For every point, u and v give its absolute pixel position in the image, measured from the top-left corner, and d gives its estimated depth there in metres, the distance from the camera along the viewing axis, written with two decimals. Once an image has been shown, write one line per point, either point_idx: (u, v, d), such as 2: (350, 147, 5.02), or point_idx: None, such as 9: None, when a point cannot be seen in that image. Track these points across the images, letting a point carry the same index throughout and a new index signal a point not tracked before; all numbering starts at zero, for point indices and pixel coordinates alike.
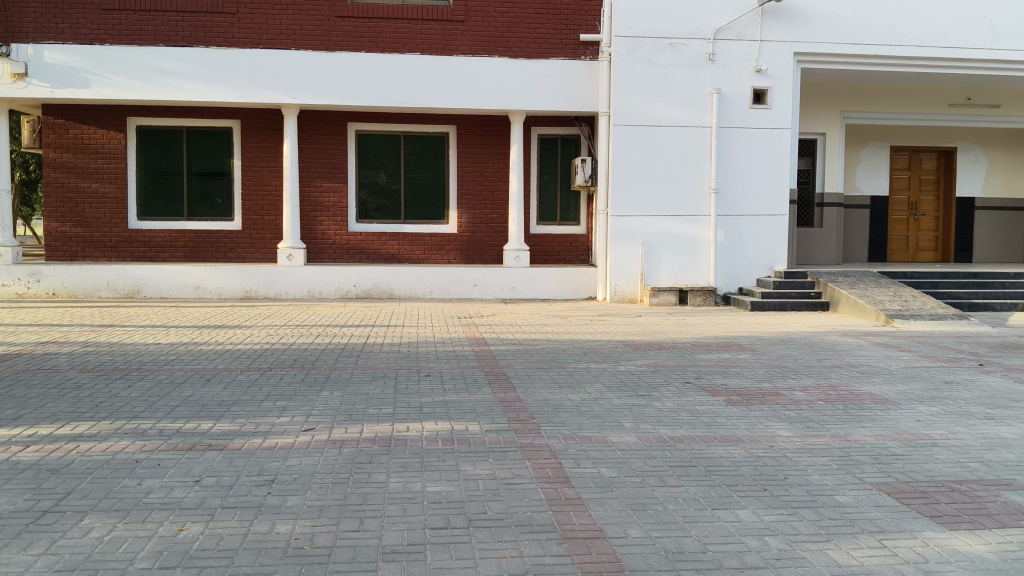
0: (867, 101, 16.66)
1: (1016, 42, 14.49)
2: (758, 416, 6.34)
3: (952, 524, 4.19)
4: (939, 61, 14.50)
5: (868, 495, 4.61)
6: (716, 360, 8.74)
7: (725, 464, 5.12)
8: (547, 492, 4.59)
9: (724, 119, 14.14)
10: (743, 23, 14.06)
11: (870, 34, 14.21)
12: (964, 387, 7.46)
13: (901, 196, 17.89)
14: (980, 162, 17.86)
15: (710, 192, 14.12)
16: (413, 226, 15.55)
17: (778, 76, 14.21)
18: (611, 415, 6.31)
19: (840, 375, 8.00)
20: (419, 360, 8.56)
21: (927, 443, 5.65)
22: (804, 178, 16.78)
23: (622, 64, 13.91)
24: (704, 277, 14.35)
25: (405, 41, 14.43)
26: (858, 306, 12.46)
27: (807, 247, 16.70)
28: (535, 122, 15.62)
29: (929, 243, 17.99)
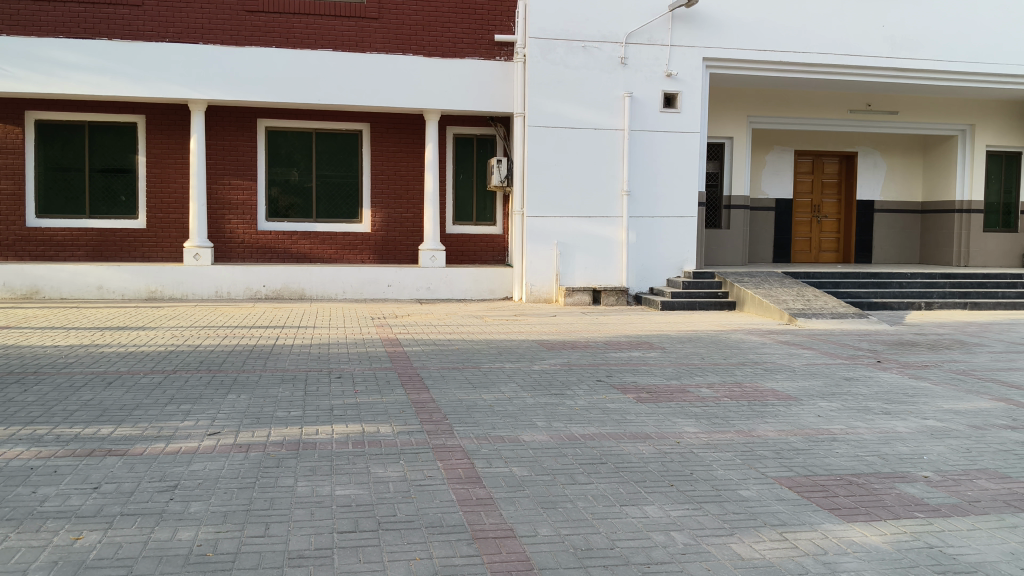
0: (773, 107, 17.11)
1: (912, 51, 15.09)
2: (666, 413, 6.45)
3: (849, 516, 4.34)
4: (841, 68, 15.00)
5: (770, 489, 4.74)
6: (627, 358, 8.85)
7: (635, 460, 5.19)
8: (457, 493, 4.58)
9: (636, 123, 14.36)
10: (655, 28, 14.29)
11: (776, 41, 14.63)
12: (863, 383, 7.73)
13: (804, 199, 18.56)
14: (879, 166, 18.57)
15: (623, 194, 14.32)
16: (325, 225, 15.33)
17: (688, 81, 14.49)
18: (523, 414, 6.32)
19: (746, 372, 8.20)
20: (330, 361, 8.43)
21: (827, 437, 5.83)
22: (712, 181, 17.17)
23: (536, 65, 13.96)
24: (617, 277, 14.54)
25: (318, 37, 14.18)
26: (762, 305, 12.80)
27: (716, 247, 17.09)
28: (450, 121, 15.57)
29: (831, 244, 18.76)
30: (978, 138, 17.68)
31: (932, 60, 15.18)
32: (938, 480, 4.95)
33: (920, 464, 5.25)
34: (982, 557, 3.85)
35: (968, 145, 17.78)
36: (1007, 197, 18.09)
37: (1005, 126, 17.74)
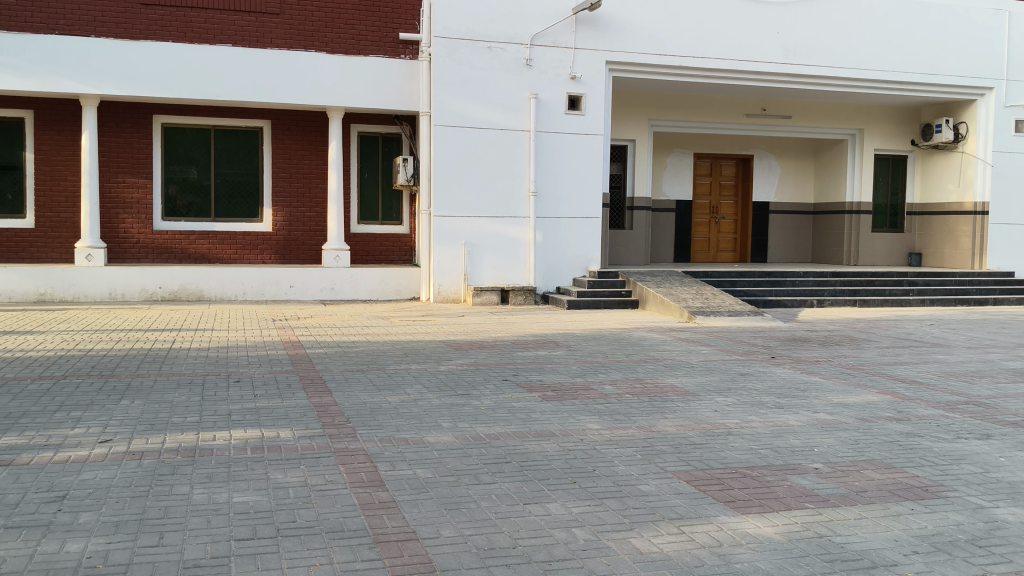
0: (673, 110, 17.49)
1: (805, 58, 15.65)
2: (569, 410, 6.52)
3: (744, 508, 4.47)
4: (737, 73, 15.45)
5: (668, 483, 4.85)
6: (532, 357, 8.92)
7: (538, 459, 5.23)
8: (360, 497, 4.53)
9: (542, 123, 14.47)
10: (558, 30, 14.42)
11: (676, 45, 14.97)
12: (759, 379, 7.98)
13: (703, 201, 19.10)
14: (774, 169, 19.18)
15: (529, 194, 14.42)
16: (225, 225, 14.97)
17: (591, 83, 14.67)
18: (428, 415, 6.30)
19: (647, 369, 8.37)
20: (229, 365, 8.22)
21: (723, 432, 5.99)
22: (615, 182, 17.44)
23: (441, 65, 13.91)
24: (524, 276, 14.62)
25: (216, 32, 13.80)
26: (663, 304, 13.08)
27: (620, 247, 17.38)
28: (354, 119, 15.40)
29: (728, 244, 19.31)
30: (867, 142, 18.43)
31: (823, 67, 15.76)
32: (827, 471, 5.15)
33: (811, 456, 5.45)
34: (867, 545, 4.01)
35: (857, 149, 18.50)
36: (894, 198, 18.89)
37: (891, 131, 18.54)
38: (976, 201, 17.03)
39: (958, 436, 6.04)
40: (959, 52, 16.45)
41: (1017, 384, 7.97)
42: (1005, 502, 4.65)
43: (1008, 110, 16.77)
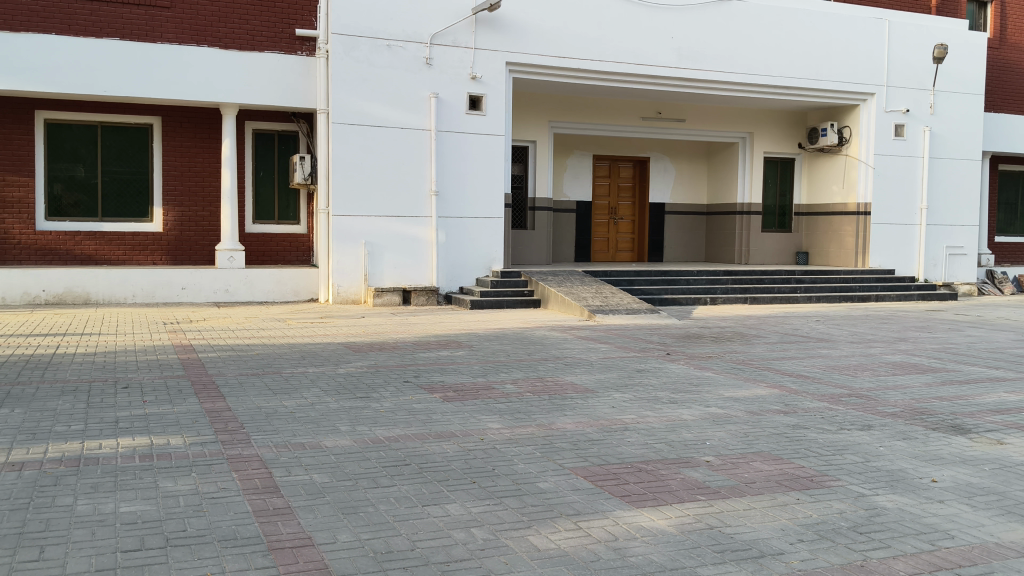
0: (572, 112, 17.70)
1: (699, 63, 16.07)
2: (470, 410, 6.53)
3: (639, 502, 4.57)
4: (633, 76, 15.77)
5: (567, 479, 4.91)
6: (433, 358, 8.89)
7: (438, 460, 5.22)
8: (253, 504, 4.43)
9: (443, 123, 14.43)
10: (458, 30, 14.40)
11: (575, 48, 15.16)
12: (654, 375, 8.16)
13: (602, 202, 19.42)
14: (669, 171, 19.67)
15: (431, 194, 14.37)
16: (113, 225, 14.43)
17: (491, 84, 14.71)
18: (326, 419, 6.20)
19: (548, 367, 8.44)
20: (116, 370, 7.92)
21: (620, 427, 6.10)
22: (517, 183, 17.53)
23: (339, 62, 13.69)
24: (426, 276, 14.55)
25: (103, 25, 13.29)
26: (564, 302, 13.23)
27: (521, 247, 17.47)
28: (249, 116, 15.06)
29: (627, 244, 19.68)
30: (757, 145, 19.04)
31: (715, 72, 16.21)
32: (718, 464, 5.30)
33: (703, 449, 5.60)
34: (755, 535, 4.15)
35: (747, 152, 19.10)
36: (783, 199, 19.58)
37: (780, 135, 19.20)
38: (859, 202, 17.78)
39: (841, 427, 6.31)
40: (843, 59, 17.16)
41: (895, 376, 8.38)
42: (883, 489, 4.89)
43: (888, 115, 17.59)
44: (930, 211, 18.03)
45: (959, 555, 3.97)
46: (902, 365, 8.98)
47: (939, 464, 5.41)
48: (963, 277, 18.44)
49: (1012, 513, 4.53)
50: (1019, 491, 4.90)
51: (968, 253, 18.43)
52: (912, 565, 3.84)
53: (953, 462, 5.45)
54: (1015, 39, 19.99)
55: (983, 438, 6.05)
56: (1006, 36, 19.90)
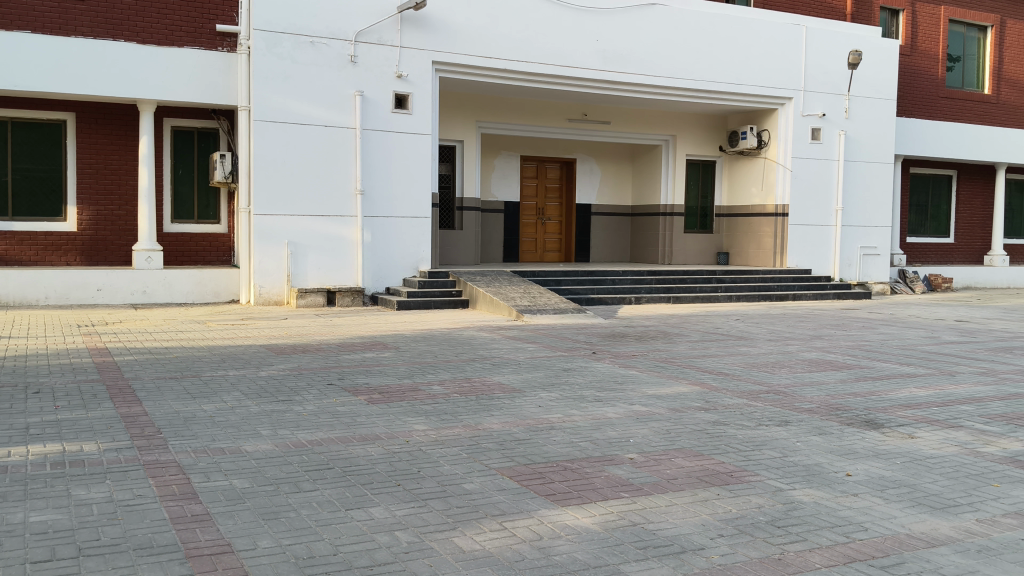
0: (499, 112, 17.72)
1: (624, 66, 16.26)
2: (395, 412, 6.48)
3: (564, 501, 4.59)
4: (559, 77, 15.86)
5: (492, 480, 4.91)
6: (359, 360, 8.79)
7: (362, 463, 5.16)
8: (171, 511, 4.31)
9: (368, 122, 14.29)
10: (383, 28, 14.28)
11: (500, 48, 15.18)
12: (580, 374, 8.21)
13: (530, 203, 19.47)
14: (595, 172, 19.87)
15: (356, 193, 14.22)
16: (24, 224, 13.92)
17: (417, 82, 14.62)
18: (247, 423, 6.08)
19: (474, 367, 8.43)
20: (26, 375, 7.63)
21: (546, 427, 6.12)
22: (444, 182, 17.48)
23: (261, 59, 13.44)
24: (351, 277, 14.39)
25: (14, 16, 12.96)
26: (491, 302, 13.23)
27: (448, 248, 17.39)
28: (167, 112, 14.68)
29: (554, 245, 19.77)
30: (679, 147, 19.34)
31: (639, 75, 16.43)
32: (642, 461, 5.37)
33: (627, 447, 5.66)
34: (677, 531, 4.21)
35: (671, 154, 19.39)
36: (704, 201, 19.92)
37: (702, 137, 19.55)
38: (777, 204, 18.21)
39: (760, 423, 6.45)
40: (763, 64, 17.56)
41: (811, 373, 8.61)
42: (801, 484, 5.01)
43: (805, 119, 18.04)
44: (845, 213, 18.57)
45: (872, 547, 4.09)
46: (818, 362, 9.22)
47: (853, 458, 5.57)
48: (876, 276, 19.04)
49: (922, 505, 4.69)
50: (928, 483, 5.07)
51: (881, 254, 19.05)
52: (828, 557, 3.94)
53: (866, 456, 5.62)
54: (925, 47, 20.74)
55: (895, 433, 6.25)
56: (917, 43, 20.62)
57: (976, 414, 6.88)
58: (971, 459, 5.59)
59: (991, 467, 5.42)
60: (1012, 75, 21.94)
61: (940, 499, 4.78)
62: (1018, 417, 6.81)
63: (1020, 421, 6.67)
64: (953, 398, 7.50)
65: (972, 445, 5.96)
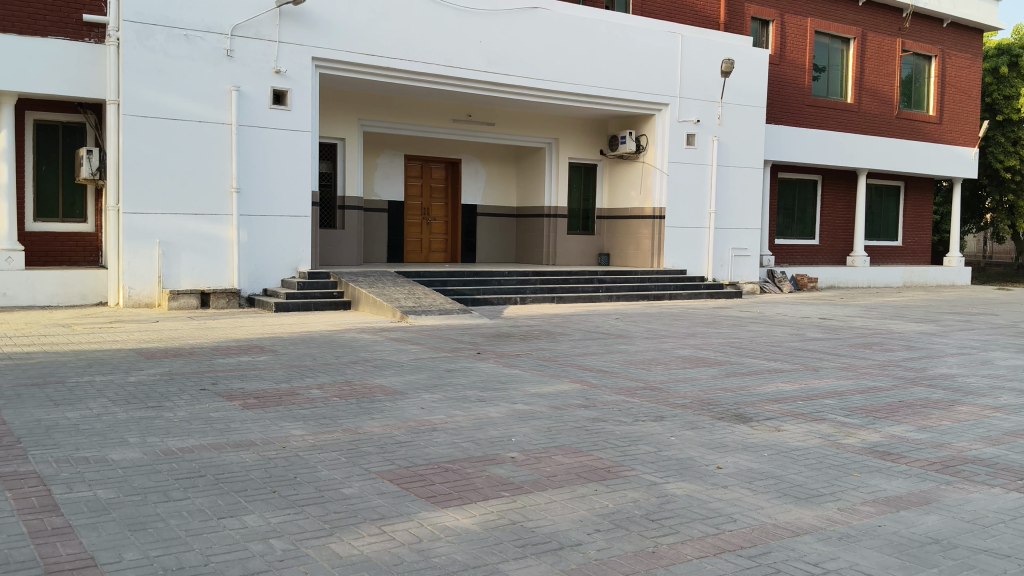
0: (382, 111, 17.55)
1: (507, 67, 16.37)
2: (272, 417, 6.32)
3: (443, 502, 4.57)
4: (442, 78, 15.84)
5: (371, 483, 4.85)
6: (235, 364, 8.54)
7: (236, 470, 5.02)
8: (29, 525, 4.09)
9: (244, 118, 13.91)
10: (261, 22, 13.94)
11: (383, 46, 15.05)
12: (463, 374, 8.22)
13: (414, 202, 19.38)
14: (479, 173, 19.95)
15: (231, 190, 13.84)
16: None
17: (297, 79, 14.34)
18: (113, 431, 5.82)
19: (355, 370, 8.31)
20: None
21: (427, 428, 6.10)
22: (325, 180, 17.19)
23: (131, 52, 12.91)
24: (227, 277, 13.99)
25: None
26: (374, 303, 13.09)
27: (330, 247, 17.09)
28: (29, 105, 13.92)
29: (440, 245, 19.73)
30: (562, 150, 19.61)
31: (522, 77, 16.58)
32: (522, 459, 5.41)
33: (507, 445, 5.70)
34: (555, 527, 4.26)
35: (554, 157, 19.64)
36: (587, 203, 20.24)
37: (584, 141, 19.89)
38: (654, 207, 18.69)
39: (637, 419, 6.61)
40: (641, 70, 18.00)
41: (686, 369, 8.87)
42: (674, 477, 5.16)
43: (680, 125, 18.58)
44: (718, 215, 19.24)
45: (741, 537, 4.24)
46: (692, 359, 9.51)
47: (724, 451, 5.77)
48: (746, 276, 19.81)
49: (788, 495, 4.90)
50: (793, 474, 5.30)
51: (751, 255, 19.81)
52: (699, 549, 4.07)
53: (735, 449, 5.83)
54: (793, 56, 21.67)
55: (762, 426, 6.51)
56: (785, 53, 21.52)
57: (838, 407, 7.23)
58: (832, 450, 5.87)
59: (851, 458, 5.70)
60: (872, 85, 23.17)
61: (804, 489, 5.00)
62: (875, 409, 7.20)
63: (877, 413, 7.05)
64: (817, 392, 7.87)
65: (833, 436, 6.26)
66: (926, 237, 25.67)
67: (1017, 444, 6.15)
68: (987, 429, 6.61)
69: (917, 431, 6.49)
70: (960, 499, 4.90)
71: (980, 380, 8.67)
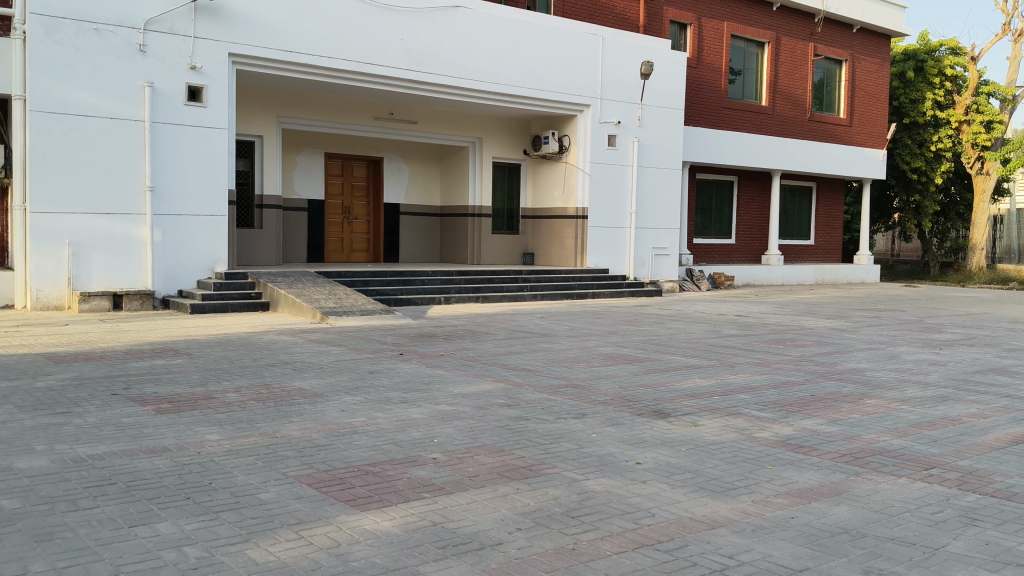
0: (301, 108, 17.31)
1: (428, 66, 16.31)
2: (187, 422, 6.18)
3: (363, 505, 4.54)
4: (363, 75, 15.69)
5: (289, 488, 4.79)
6: (148, 367, 8.32)
7: (149, 477, 4.90)
8: None
9: (159, 114, 13.56)
10: (176, 17, 13.60)
11: (302, 43, 14.85)
12: (385, 375, 8.17)
13: (335, 201, 19.17)
14: (402, 172, 19.84)
15: (145, 189, 13.47)
16: None
17: (212, 74, 14.03)
18: (19, 438, 5.61)
19: (274, 373, 8.19)
20: None
21: (348, 431, 6.04)
22: (242, 179, 16.86)
23: (39, 45, 12.46)
24: (140, 279, 13.62)
25: None
26: (294, 304, 12.90)
27: (247, 247, 16.76)
28: None
29: (361, 245, 19.55)
30: (485, 150, 19.63)
31: (444, 75, 16.53)
32: (444, 460, 5.41)
33: (429, 446, 5.69)
34: (476, 528, 4.27)
35: (477, 156, 19.66)
36: (511, 203, 20.29)
37: (507, 140, 19.95)
38: (577, 207, 18.84)
39: (558, 416, 6.66)
40: (563, 70, 18.14)
41: (608, 367, 8.98)
42: (594, 474, 5.22)
43: (601, 126, 18.78)
44: (638, 215, 19.54)
45: (659, 531, 4.32)
46: (614, 356, 9.64)
47: (643, 447, 5.86)
48: (666, 275, 20.16)
49: (704, 489, 5.00)
50: (709, 468, 5.42)
51: (670, 254, 20.18)
52: (618, 545, 4.12)
53: (655, 444, 5.93)
54: (710, 60, 22.11)
55: (680, 421, 6.63)
56: (702, 56, 21.95)
57: (752, 401, 7.42)
58: (747, 444, 6.02)
59: (765, 451, 5.85)
60: (785, 89, 23.79)
61: (720, 483, 5.12)
62: (788, 404, 7.40)
63: (790, 407, 7.25)
64: (733, 387, 8.05)
65: (749, 430, 6.42)
66: (837, 236, 26.52)
67: (921, 435, 6.39)
68: (894, 421, 6.86)
69: (828, 424, 6.70)
70: (868, 490, 5.08)
71: (887, 374, 8.99)
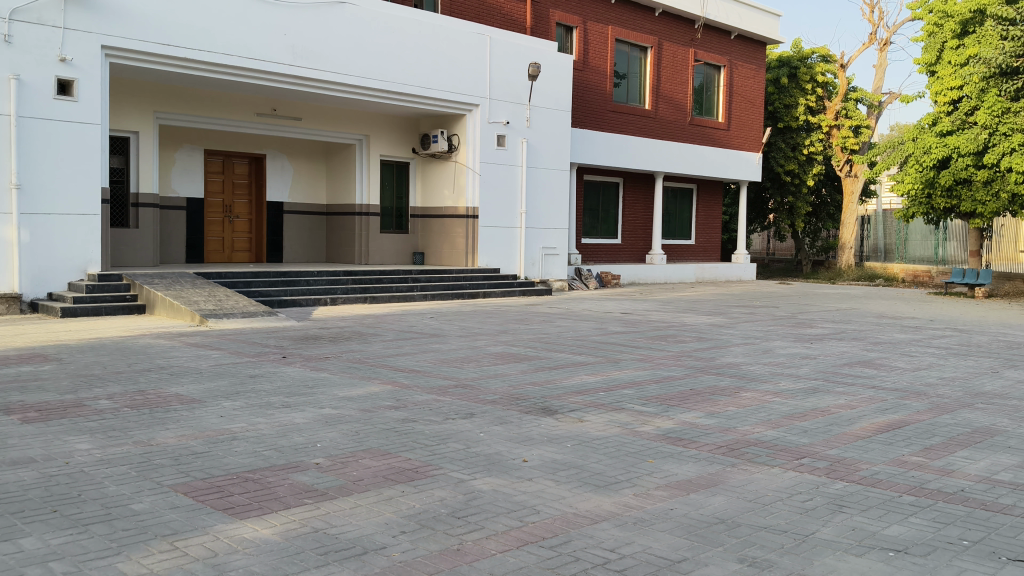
0: (179, 103, 16.80)
1: (312, 62, 16.04)
2: (54, 431, 5.92)
3: (242, 513, 4.44)
4: (244, 70, 15.31)
5: (164, 498, 4.64)
6: (13, 374, 7.92)
7: (12, 490, 4.66)
8: None
9: (26, 108, 12.90)
10: (44, 7, 12.97)
11: (180, 36, 14.38)
12: (268, 379, 8.01)
13: (216, 200, 18.65)
14: (287, 169, 19.47)
15: (11, 186, 12.80)
16: None
17: (83, 68, 13.42)
18: None
19: (150, 378, 7.91)
20: None
21: (227, 437, 5.90)
22: (116, 176, 16.21)
23: None
24: (6, 281, 12.95)
25: None
26: (171, 307, 12.49)
27: (121, 248, 16.11)
28: None
29: (243, 244, 19.10)
30: (372, 148, 19.46)
31: (329, 72, 16.28)
32: (328, 464, 5.35)
33: (313, 451, 5.62)
34: (359, 532, 4.24)
35: (365, 155, 19.46)
36: (399, 202, 20.13)
37: (394, 139, 19.83)
38: (467, 206, 18.88)
39: (445, 416, 6.68)
40: (450, 70, 18.13)
41: (496, 365, 9.05)
42: (480, 473, 5.25)
43: (490, 126, 18.89)
44: (528, 215, 19.76)
45: (543, 528, 4.38)
46: (501, 355, 9.72)
47: (529, 444, 5.93)
48: (555, 274, 20.45)
49: (587, 484, 5.11)
50: (593, 463, 5.54)
51: (559, 253, 20.51)
52: (502, 543, 4.16)
53: (540, 441, 6.01)
54: (595, 63, 22.49)
55: (565, 418, 6.75)
56: (588, 59, 22.31)
57: (635, 397, 7.61)
58: (629, 439, 6.17)
59: (646, 444, 6.02)
60: (667, 92, 24.44)
61: (603, 477, 5.23)
62: (669, 398, 7.62)
63: (670, 401, 7.47)
64: (616, 382, 8.23)
65: (630, 425, 6.58)
66: (716, 236, 27.42)
67: (793, 426, 6.68)
68: (768, 412, 7.15)
69: (706, 416, 6.94)
70: (743, 480, 5.28)
71: (762, 368, 9.35)
